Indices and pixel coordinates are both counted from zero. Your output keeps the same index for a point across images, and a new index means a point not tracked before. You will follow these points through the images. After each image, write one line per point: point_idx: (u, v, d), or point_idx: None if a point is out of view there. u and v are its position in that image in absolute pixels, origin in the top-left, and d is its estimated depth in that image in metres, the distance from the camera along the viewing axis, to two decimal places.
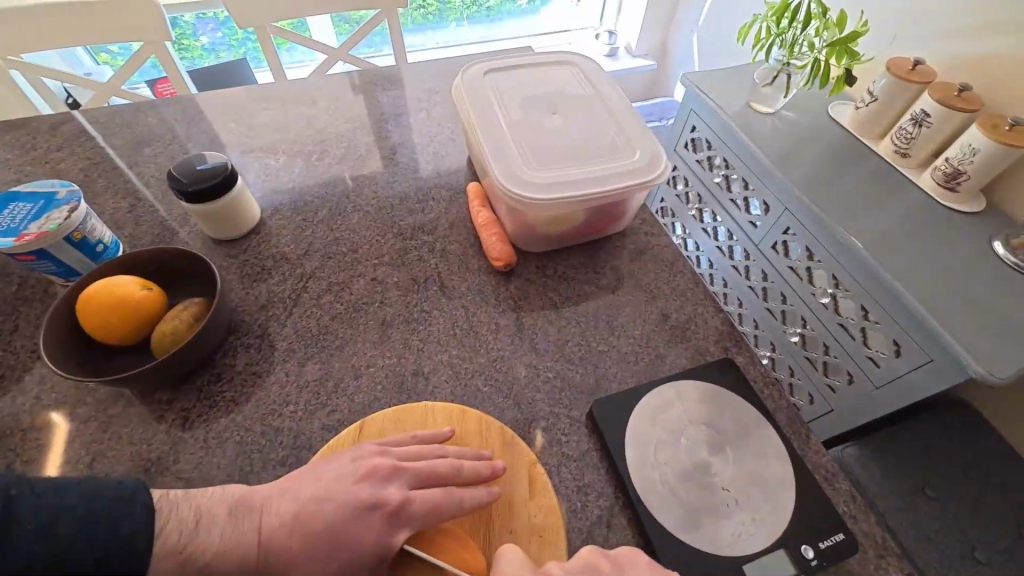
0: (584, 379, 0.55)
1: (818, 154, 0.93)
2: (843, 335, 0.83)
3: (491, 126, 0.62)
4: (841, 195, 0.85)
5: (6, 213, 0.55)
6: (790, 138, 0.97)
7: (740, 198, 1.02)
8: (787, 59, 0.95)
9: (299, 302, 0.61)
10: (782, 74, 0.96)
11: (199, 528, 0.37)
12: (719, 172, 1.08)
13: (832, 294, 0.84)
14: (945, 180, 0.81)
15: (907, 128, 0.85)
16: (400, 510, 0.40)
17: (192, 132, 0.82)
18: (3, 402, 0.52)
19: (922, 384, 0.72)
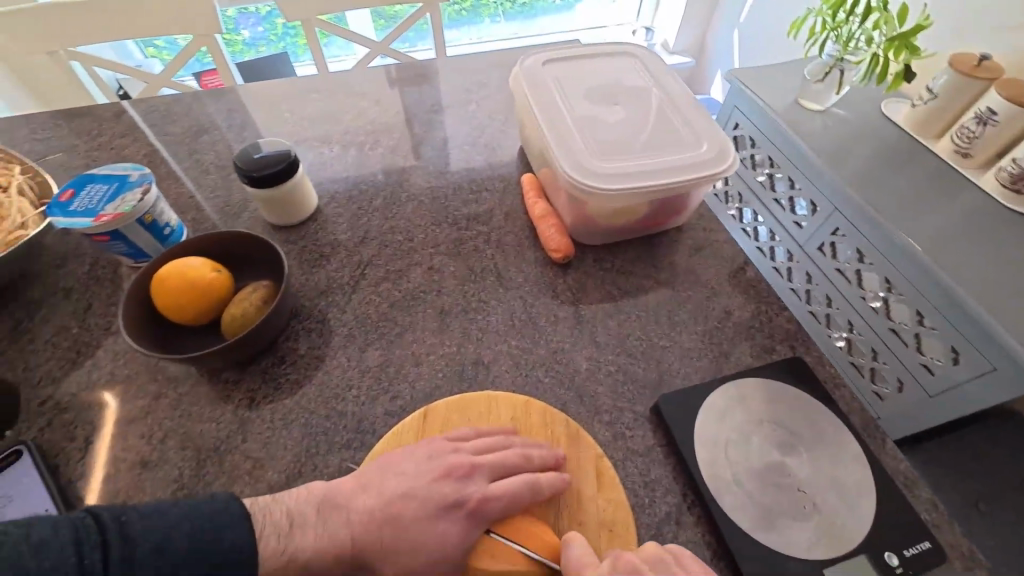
0: (646, 374, 0.54)
1: (868, 150, 0.85)
2: (893, 340, 0.71)
3: (552, 116, 0.61)
4: (893, 191, 0.78)
5: (83, 194, 0.57)
6: (842, 134, 0.88)
7: (785, 198, 0.87)
8: (841, 54, 0.88)
9: (358, 289, 0.61)
10: (835, 69, 0.89)
11: (294, 528, 0.39)
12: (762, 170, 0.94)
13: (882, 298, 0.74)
14: (1011, 181, 0.73)
15: (969, 126, 0.78)
16: (480, 508, 0.42)
17: (249, 120, 0.83)
18: (79, 377, 0.54)
19: (980, 396, 0.65)
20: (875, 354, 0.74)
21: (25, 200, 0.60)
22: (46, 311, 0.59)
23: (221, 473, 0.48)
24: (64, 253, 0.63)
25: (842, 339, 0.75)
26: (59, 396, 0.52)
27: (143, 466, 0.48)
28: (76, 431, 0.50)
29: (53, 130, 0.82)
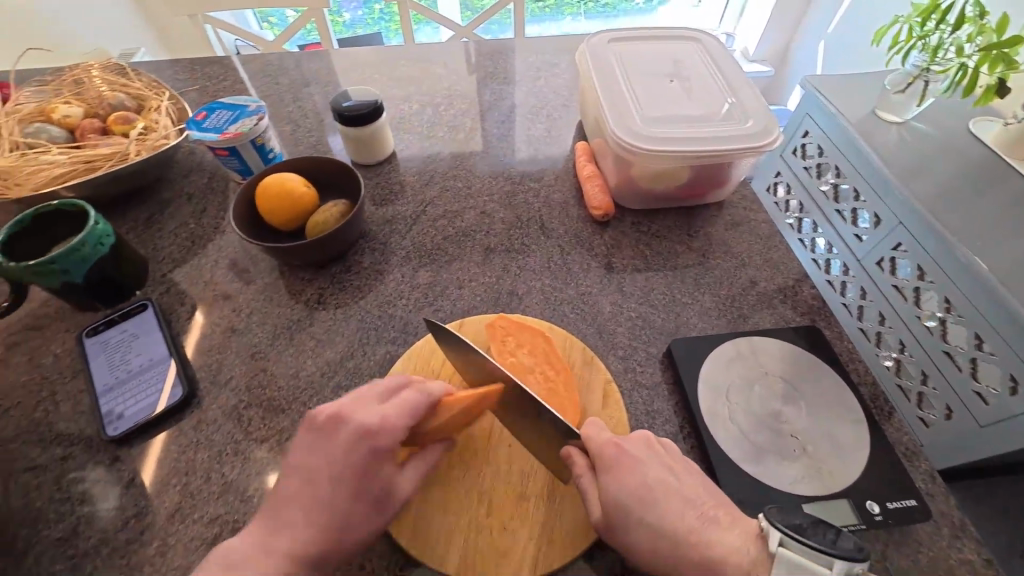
0: (664, 323, 0.58)
1: (947, 171, 0.85)
2: (947, 364, 0.67)
3: (611, 84, 0.67)
4: (964, 215, 0.77)
5: (213, 116, 0.70)
6: (917, 151, 0.89)
7: (848, 209, 0.87)
8: (928, 64, 0.88)
9: (418, 223, 0.70)
10: (918, 81, 0.89)
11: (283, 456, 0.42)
12: (827, 180, 0.92)
13: (939, 319, 0.71)
14: None
15: None
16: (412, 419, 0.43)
17: (345, 79, 0.96)
18: (192, 261, 0.66)
19: None
20: (924, 377, 0.70)
21: (169, 119, 0.74)
22: (172, 209, 0.72)
23: (290, 346, 0.57)
24: (191, 167, 0.77)
25: (891, 358, 0.71)
26: (177, 273, 0.65)
27: (232, 331, 0.59)
28: (187, 300, 0.62)
29: (191, 74, 0.98)
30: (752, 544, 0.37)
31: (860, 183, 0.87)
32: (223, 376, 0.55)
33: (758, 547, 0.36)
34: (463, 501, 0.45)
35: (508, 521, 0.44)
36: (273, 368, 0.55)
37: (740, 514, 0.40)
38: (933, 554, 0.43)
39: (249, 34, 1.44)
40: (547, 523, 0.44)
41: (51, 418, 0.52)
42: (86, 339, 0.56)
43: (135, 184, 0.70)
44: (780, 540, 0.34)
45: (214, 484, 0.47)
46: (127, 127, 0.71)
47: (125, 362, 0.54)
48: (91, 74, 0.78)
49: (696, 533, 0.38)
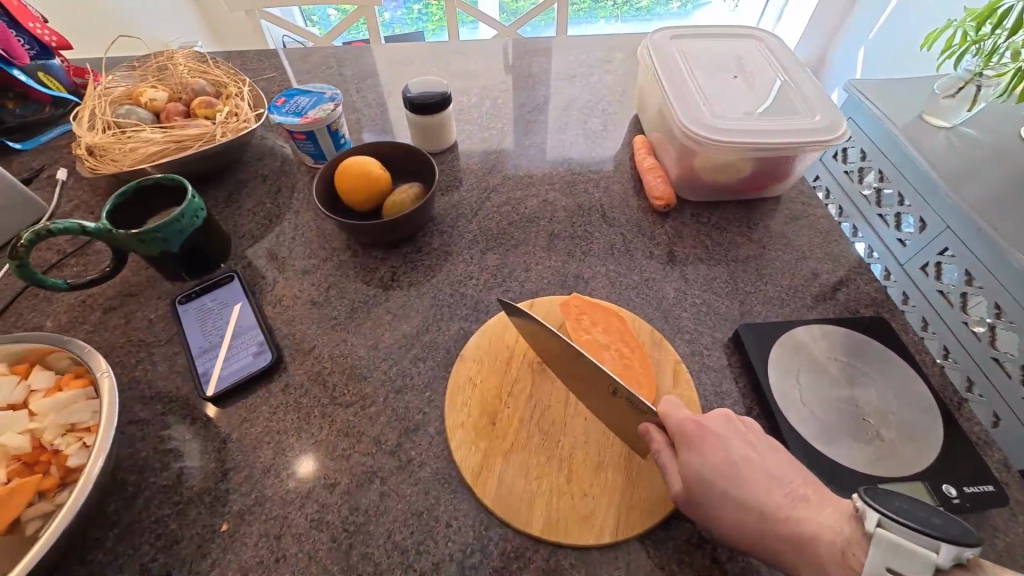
0: (729, 310, 0.60)
1: (1000, 174, 0.89)
2: (995, 369, 0.77)
3: (676, 78, 0.68)
4: (1018, 221, 0.81)
5: (292, 102, 0.73)
6: (970, 154, 0.93)
7: (892, 213, 0.96)
8: (981, 68, 0.88)
9: (483, 208, 0.72)
10: (970, 85, 0.90)
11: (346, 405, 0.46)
12: (869, 184, 1.00)
13: (990, 324, 0.79)
14: None
15: None
16: None
17: (403, 72, 0.99)
18: (270, 238, 0.70)
19: None
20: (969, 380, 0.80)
21: (248, 104, 0.78)
22: (248, 189, 0.76)
23: (368, 319, 0.60)
24: (264, 151, 0.81)
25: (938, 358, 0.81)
26: (257, 249, 0.68)
27: (312, 303, 0.62)
28: (267, 274, 0.65)
29: (257, 64, 1.02)
30: (847, 523, 0.37)
31: (906, 188, 0.95)
32: (306, 344, 0.58)
33: (853, 526, 0.36)
34: (544, 467, 0.47)
35: (589, 488, 0.46)
36: (353, 339, 0.58)
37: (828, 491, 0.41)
38: (1010, 539, 0.43)
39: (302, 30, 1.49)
40: (627, 491, 0.45)
41: (150, 377, 0.55)
42: (178, 305, 0.59)
43: (216, 164, 0.74)
44: (879, 521, 0.34)
45: (304, 443, 0.50)
46: (210, 111, 0.75)
47: (217, 327, 0.57)
48: (174, 61, 0.83)
49: (784, 509, 0.39)
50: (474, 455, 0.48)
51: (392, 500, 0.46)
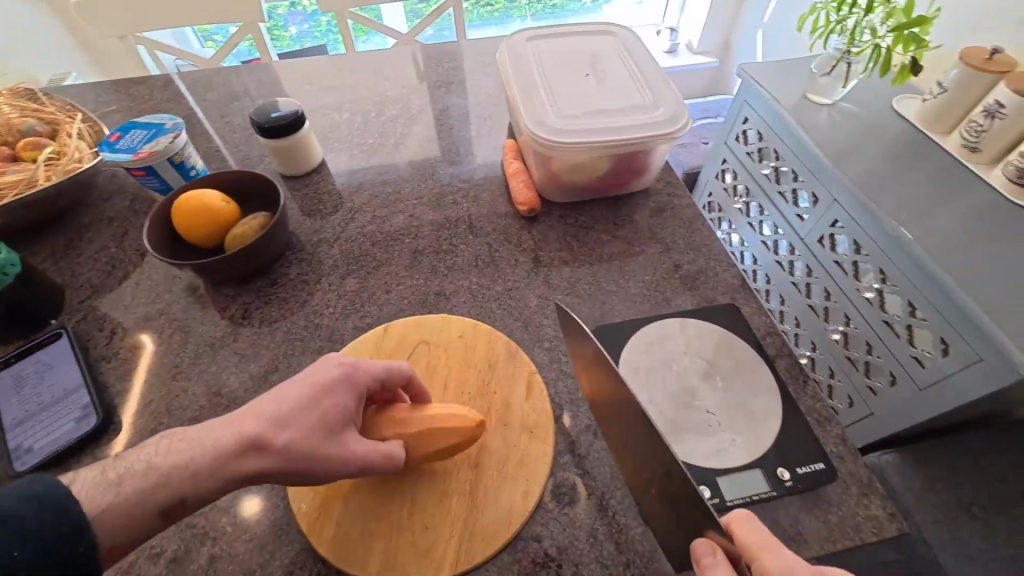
0: (589, 312, 0.59)
1: (876, 145, 0.83)
2: (886, 332, 0.73)
3: (526, 82, 0.68)
4: (899, 192, 0.75)
5: (128, 137, 0.68)
6: (847, 131, 0.86)
7: (789, 190, 0.92)
8: (848, 47, 0.86)
9: (346, 230, 0.69)
10: (841, 63, 0.86)
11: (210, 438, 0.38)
12: (768, 163, 0.97)
13: (878, 290, 0.75)
14: (1018, 174, 0.70)
15: (977, 121, 0.74)
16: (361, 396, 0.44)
17: (274, 91, 0.95)
18: (112, 286, 0.64)
19: (968, 391, 0.63)
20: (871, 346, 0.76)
21: (82, 142, 0.72)
22: (91, 234, 0.70)
23: (213, 363, 0.57)
24: (111, 190, 0.75)
25: (838, 331, 0.82)
26: (97, 299, 0.63)
27: (153, 354, 0.58)
28: (106, 327, 0.60)
29: (114, 95, 0.95)
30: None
31: (797, 164, 0.89)
32: (144, 399, 0.54)
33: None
34: (385, 504, 0.45)
35: (431, 520, 0.44)
36: (194, 388, 0.54)
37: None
38: (843, 513, 0.44)
39: (185, 53, 1.41)
40: (471, 519, 0.44)
41: None
42: None
43: (48, 210, 0.68)
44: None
45: None
46: (37, 153, 0.69)
47: (35, 394, 0.52)
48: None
49: None
50: (311, 500, 0.45)
51: (223, 563, 0.43)
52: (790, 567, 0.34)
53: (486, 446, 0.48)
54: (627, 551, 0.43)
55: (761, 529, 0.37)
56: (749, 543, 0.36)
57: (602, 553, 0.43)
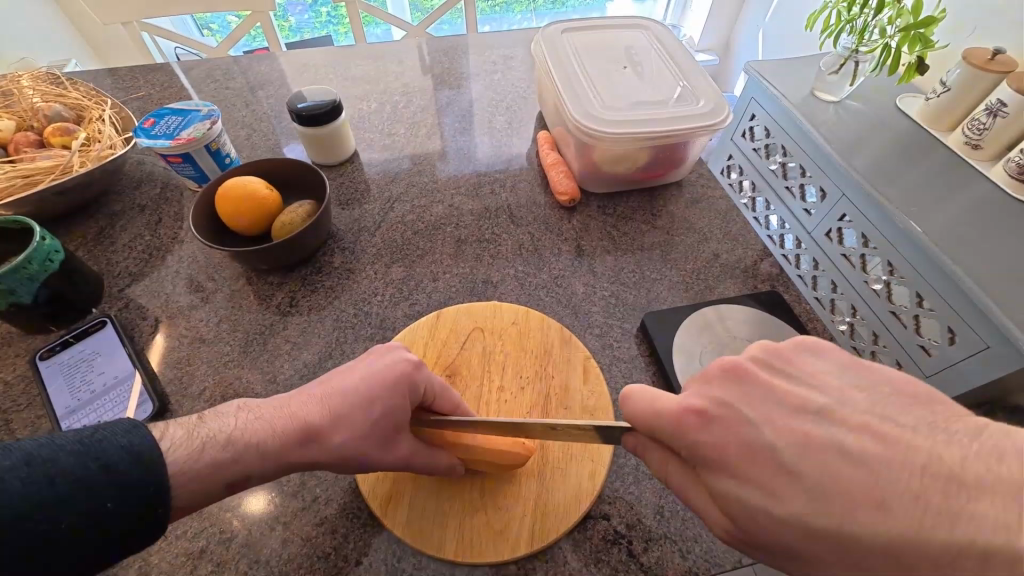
0: (636, 299, 0.61)
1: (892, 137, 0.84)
2: (892, 323, 0.68)
3: (568, 74, 0.69)
4: (904, 184, 0.72)
5: (163, 122, 0.66)
6: (867, 121, 0.85)
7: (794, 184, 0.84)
8: (856, 45, 0.86)
9: (386, 219, 0.69)
10: (851, 60, 0.85)
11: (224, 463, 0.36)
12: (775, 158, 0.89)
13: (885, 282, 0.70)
14: (1020, 170, 0.70)
15: (979, 119, 0.75)
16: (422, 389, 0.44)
17: (297, 80, 0.93)
18: (150, 275, 0.63)
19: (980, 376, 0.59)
20: (877, 337, 0.71)
21: (113, 128, 0.71)
22: (123, 223, 0.69)
23: (265, 351, 0.56)
24: (140, 178, 0.74)
25: (845, 323, 0.74)
26: (135, 288, 0.62)
27: (200, 342, 0.57)
28: (149, 315, 0.59)
29: (131, 81, 0.93)
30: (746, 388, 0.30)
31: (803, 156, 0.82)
32: (196, 388, 0.53)
33: (681, 409, 0.31)
34: (456, 486, 0.45)
35: (503, 500, 0.45)
36: (249, 374, 0.54)
37: (750, 414, 0.29)
38: None
39: (189, 41, 1.38)
40: (541, 499, 0.45)
41: None
42: (41, 361, 0.52)
43: (80, 199, 0.66)
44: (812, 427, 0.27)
45: None
46: (67, 138, 0.67)
47: (86, 383, 0.51)
48: (20, 85, 0.74)
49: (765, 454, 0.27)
50: (383, 481, 0.46)
51: (296, 547, 0.43)
52: (672, 417, 0.31)
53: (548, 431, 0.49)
54: (694, 526, 0.44)
55: (650, 392, 0.33)
56: (641, 418, 0.33)
57: (671, 530, 0.44)
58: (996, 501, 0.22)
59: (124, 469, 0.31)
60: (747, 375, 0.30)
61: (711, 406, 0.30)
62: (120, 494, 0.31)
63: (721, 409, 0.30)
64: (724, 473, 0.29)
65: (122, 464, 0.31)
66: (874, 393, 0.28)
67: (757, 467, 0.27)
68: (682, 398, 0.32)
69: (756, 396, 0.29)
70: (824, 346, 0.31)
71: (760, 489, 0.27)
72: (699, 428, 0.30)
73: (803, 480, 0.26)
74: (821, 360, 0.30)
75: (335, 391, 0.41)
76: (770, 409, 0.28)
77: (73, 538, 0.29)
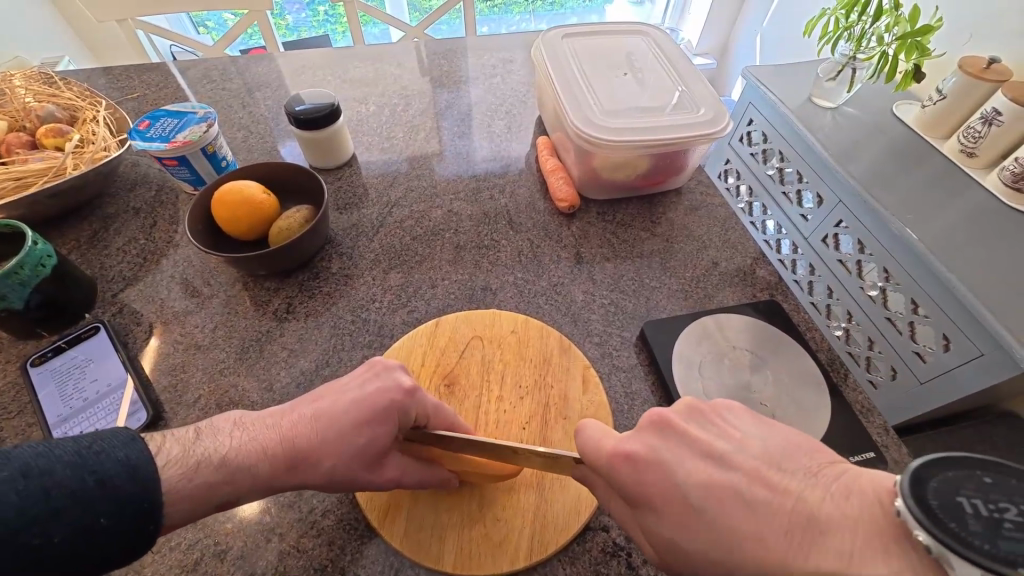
0: (635, 307, 0.60)
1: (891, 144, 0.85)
2: (889, 329, 0.66)
3: (567, 80, 0.68)
4: (900, 192, 0.72)
5: (158, 125, 0.66)
6: (866, 128, 0.85)
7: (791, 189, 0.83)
8: (854, 52, 0.86)
9: (384, 224, 0.69)
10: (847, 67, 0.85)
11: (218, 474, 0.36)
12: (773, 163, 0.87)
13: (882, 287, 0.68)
14: (1014, 179, 0.70)
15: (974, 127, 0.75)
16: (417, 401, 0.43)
17: (295, 81, 0.93)
18: (145, 279, 0.63)
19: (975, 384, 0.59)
20: (872, 344, 0.68)
21: (108, 130, 0.70)
22: (118, 225, 0.68)
23: (261, 358, 0.56)
24: (135, 180, 0.73)
25: (841, 329, 0.70)
26: (129, 292, 0.61)
27: (195, 348, 0.56)
28: (143, 321, 0.59)
29: (127, 80, 0.92)
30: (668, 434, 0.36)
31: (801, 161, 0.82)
32: (191, 395, 0.53)
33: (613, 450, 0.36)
34: (453, 497, 0.45)
35: (501, 512, 0.44)
36: (245, 382, 0.54)
37: (671, 458, 0.34)
38: None
39: (185, 39, 1.36)
40: (540, 511, 0.44)
41: None
42: (31, 368, 0.51)
43: (73, 201, 0.65)
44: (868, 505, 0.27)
45: None
46: (61, 140, 0.66)
47: (79, 390, 0.50)
48: (13, 84, 0.73)
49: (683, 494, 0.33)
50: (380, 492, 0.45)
51: (293, 558, 0.43)
52: (608, 456, 0.36)
53: (546, 441, 0.49)
54: None
55: (595, 431, 0.38)
56: (588, 450, 0.38)
57: None
58: (843, 533, 0.27)
59: (119, 483, 0.31)
60: (674, 426, 0.36)
61: (643, 452, 0.35)
62: (114, 509, 0.31)
63: (648, 452, 0.35)
64: (649, 511, 0.34)
65: (117, 479, 0.31)
66: (766, 444, 0.34)
67: (673, 508, 0.33)
68: (620, 441, 0.36)
69: (678, 444, 0.35)
70: (734, 407, 0.37)
71: (675, 525, 0.32)
72: (638, 460, 0.35)
73: (703, 515, 0.31)
74: (729, 418, 0.36)
75: (328, 404, 0.41)
76: (686, 453, 0.34)
77: (64, 553, 0.29)
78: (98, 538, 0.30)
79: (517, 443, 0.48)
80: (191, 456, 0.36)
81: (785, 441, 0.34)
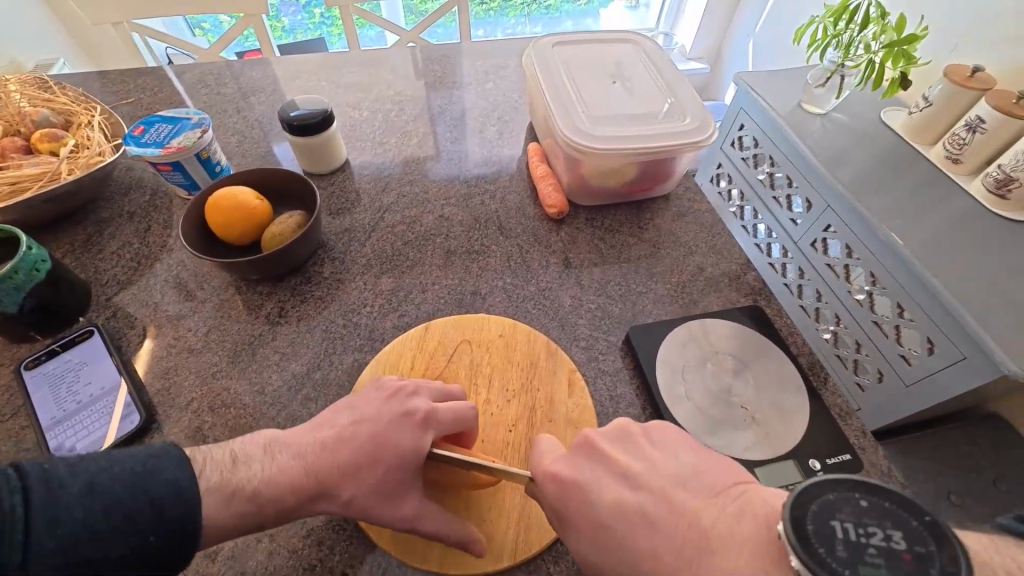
0: (622, 312, 0.62)
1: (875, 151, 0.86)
2: (875, 332, 0.68)
3: (557, 88, 0.69)
4: (883, 198, 0.74)
5: (153, 130, 0.66)
6: (851, 135, 0.87)
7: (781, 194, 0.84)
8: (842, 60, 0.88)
9: (376, 229, 0.70)
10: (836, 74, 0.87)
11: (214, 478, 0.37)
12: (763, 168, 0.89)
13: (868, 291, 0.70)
14: (996, 186, 0.72)
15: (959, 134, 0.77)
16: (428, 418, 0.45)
17: (289, 86, 0.94)
18: (139, 283, 0.63)
19: (957, 387, 0.59)
20: (859, 346, 0.70)
21: (102, 134, 0.71)
22: (111, 230, 0.69)
23: (253, 362, 0.56)
24: (129, 185, 0.74)
25: (829, 331, 0.73)
26: (123, 296, 0.62)
27: (188, 352, 0.57)
28: (137, 325, 0.59)
29: (121, 84, 0.93)
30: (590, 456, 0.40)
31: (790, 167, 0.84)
32: (184, 399, 0.53)
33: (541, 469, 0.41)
34: (441, 498, 0.46)
35: (487, 512, 0.45)
36: (237, 385, 0.55)
37: (587, 480, 0.39)
38: None
39: (180, 41, 1.37)
40: (524, 511, 0.45)
41: None
42: (25, 372, 0.52)
43: (67, 206, 0.66)
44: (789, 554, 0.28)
45: None
46: (55, 144, 0.67)
47: (73, 394, 0.51)
48: (7, 88, 0.73)
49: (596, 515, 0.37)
50: None
51: (283, 559, 0.44)
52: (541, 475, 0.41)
53: (532, 443, 0.50)
54: None
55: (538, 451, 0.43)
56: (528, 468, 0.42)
57: None
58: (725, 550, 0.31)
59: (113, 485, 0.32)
60: (600, 450, 0.41)
61: (566, 470, 0.40)
62: (160, 527, 0.33)
63: (569, 474, 0.40)
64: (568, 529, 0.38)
65: (114, 487, 0.32)
66: (678, 465, 0.38)
67: (585, 526, 0.37)
68: (551, 463, 0.41)
69: (600, 467, 0.40)
70: (660, 430, 0.41)
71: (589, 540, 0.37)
72: (561, 482, 0.40)
73: (614, 532, 0.36)
74: (652, 445, 0.40)
75: None
76: (606, 475, 0.39)
77: (120, 568, 0.32)
78: (150, 556, 0.32)
79: (504, 446, 0.49)
80: (228, 483, 0.38)
81: (699, 459, 0.39)
